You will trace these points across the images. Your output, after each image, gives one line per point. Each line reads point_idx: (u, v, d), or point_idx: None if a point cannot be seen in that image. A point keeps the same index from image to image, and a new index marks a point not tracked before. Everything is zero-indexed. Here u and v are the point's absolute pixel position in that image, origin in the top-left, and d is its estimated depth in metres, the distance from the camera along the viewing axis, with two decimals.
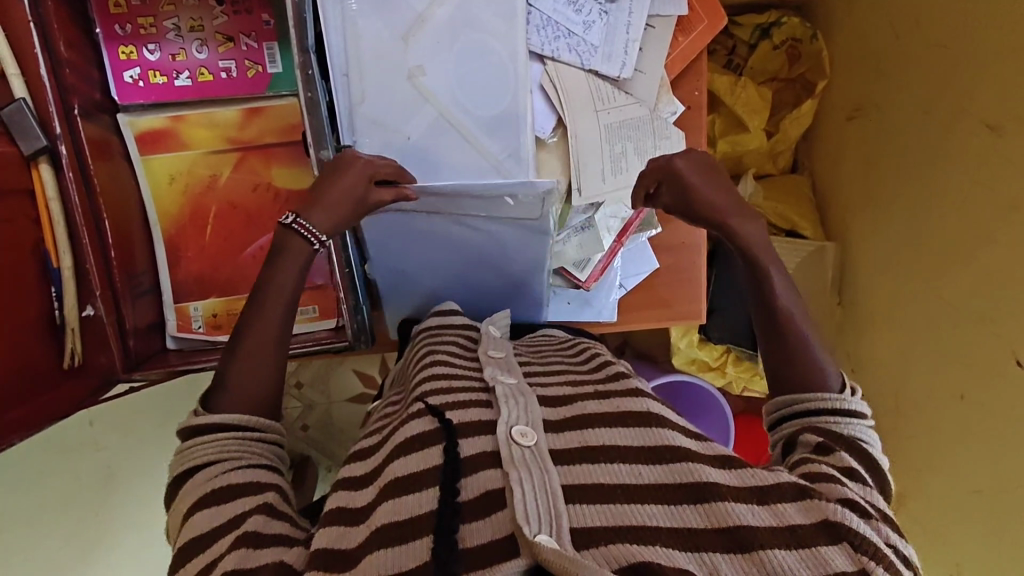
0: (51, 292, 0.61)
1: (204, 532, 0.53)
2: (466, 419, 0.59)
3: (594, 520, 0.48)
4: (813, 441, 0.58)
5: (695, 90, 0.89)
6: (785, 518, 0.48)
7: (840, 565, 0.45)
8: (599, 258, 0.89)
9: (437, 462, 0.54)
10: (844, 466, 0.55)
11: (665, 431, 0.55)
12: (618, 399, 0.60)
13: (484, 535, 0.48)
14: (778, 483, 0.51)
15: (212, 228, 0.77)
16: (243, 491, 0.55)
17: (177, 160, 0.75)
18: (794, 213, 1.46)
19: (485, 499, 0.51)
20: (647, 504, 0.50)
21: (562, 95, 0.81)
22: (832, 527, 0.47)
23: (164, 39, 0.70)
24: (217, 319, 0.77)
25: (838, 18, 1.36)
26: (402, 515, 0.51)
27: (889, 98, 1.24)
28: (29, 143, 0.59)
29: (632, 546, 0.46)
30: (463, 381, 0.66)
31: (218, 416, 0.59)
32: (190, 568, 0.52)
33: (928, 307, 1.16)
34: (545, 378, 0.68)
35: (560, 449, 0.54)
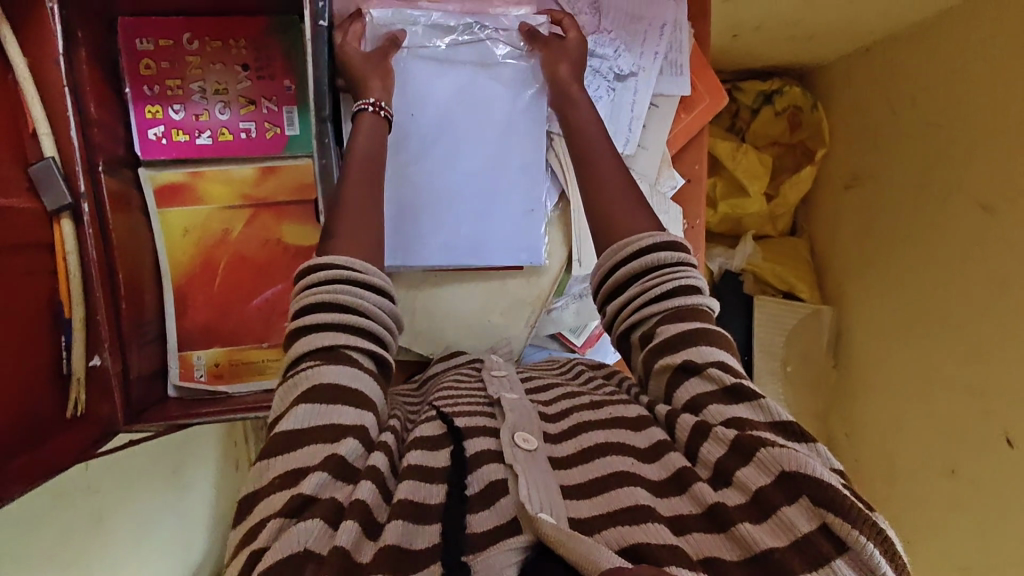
0: (60, 340, 0.63)
1: (304, 430, 0.53)
2: (473, 422, 0.59)
3: (589, 511, 0.51)
4: (676, 360, 0.60)
5: (695, 164, 0.90)
6: (748, 487, 0.51)
7: (804, 527, 0.47)
8: (596, 324, 0.89)
9: (443, 463, 0.55)
10: (721, 385, 0.57)
11: (653, 430, 0.59)
12: (609, 407, 0.63)
13: (490, 521, 0.50)
14: (735, 438, 0.53)
15: (220, 278, 0.78)
16: (347, 397, 0.55)
17: (193, 213, 0.76)
18: (793, 275, 1.49)
19: (489, 490, 0.52)
20: (636, 489, 0.52)
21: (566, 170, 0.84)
22: (788, 479, 0.49)
23: (189, 100, 0.73)
24: (219, 368, 0.78)
25: (838, 89, 1.42)
26: (417, 498, 0.51)
27: (888, 171, 1.30)
28: (54, 198, 0.62)
29: (622, 528, 0.48)
30: (466, 397, 0.66)
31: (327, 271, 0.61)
32: (280, 460, 0.52)
33: (923, 378, 1.22)
34: (543, 395, 0.69)
35: (559, 457, 0.57)
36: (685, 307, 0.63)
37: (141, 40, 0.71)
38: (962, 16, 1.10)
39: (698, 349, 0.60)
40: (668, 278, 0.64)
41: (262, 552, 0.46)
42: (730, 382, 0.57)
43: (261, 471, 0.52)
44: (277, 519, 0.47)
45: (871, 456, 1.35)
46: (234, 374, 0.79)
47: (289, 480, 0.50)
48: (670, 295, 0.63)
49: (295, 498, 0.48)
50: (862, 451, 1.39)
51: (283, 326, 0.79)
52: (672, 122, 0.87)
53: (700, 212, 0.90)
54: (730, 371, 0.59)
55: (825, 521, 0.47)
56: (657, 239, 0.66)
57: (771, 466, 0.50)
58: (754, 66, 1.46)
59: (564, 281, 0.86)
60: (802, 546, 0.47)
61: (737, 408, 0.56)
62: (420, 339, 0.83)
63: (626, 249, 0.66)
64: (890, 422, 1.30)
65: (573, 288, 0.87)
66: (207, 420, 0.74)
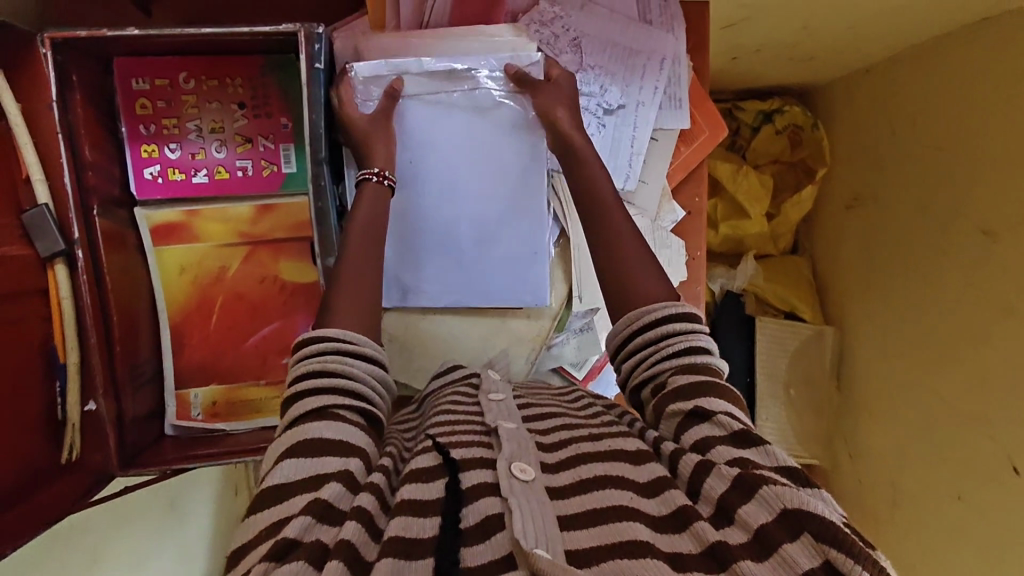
0: (54, 387, 0.63)
1: (289, 482, 0.52)
2: (469, 455, 0.57)
3: (587, 543, 0.49)
4: (688, 406, 0.60)
5: (696, 196, 0.89)
6: (751, 525, 0.50)
7: (805, 564, 0.46)
8: (598, 358, 0.86)
9: (438, 495, 0.52)
10: (729, 430, 0.57)
11: (652, 465, 0.57)
12: (609, 439, 0.61)
13: (484, 557, 0.47)
14: (738, 475, 0.52)
15: (217, 316, 0.77)
16: (332, 448, 0.54)
17: (189, 251, 0.76)
18: (794, 295, 1.48)
19: (484, 524, 0.50)
20: (636, 523, 0.50)
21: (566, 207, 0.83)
22: (792, 517, 0.48)
23: (186, 139, 0.73)
24: (216, 407, 0.78)
25: (839, 109, 1.41)
26: (410, 534, 0.48)
27: (890, 194, 1.30)
28: (47, 245, 0.61)
29: (620, 562, 0.47)
30: (463, 425, 0.64)
31: (317, 335, 0.62)
32: (266, 514, 0.51)
33: (927, 403, 1.21)
34: (541, 422, 0.67)
35: (557, 486, 0.55)
36: (699, 364, 0.63)
37: (137, 80, 0.70)
38: (963, 39, 1.09)
39: (708, 401, 0.59)
40: (683, 344, 0.64)
41: None
42: (738, 428, 0.57)
43: (249, 526, 0.51)
44: (258, 566, 0.45)
45: (876, 478, 1.34)
46: (231, 412, 0.78)
47: (277, 529, 0.49)
48: (684, 360, 0.63)
49: (279, 543, 0.47)
50: (866, 473, 1.38)
51: (279, 364, 0.79)
52: (672, 156, 0.86)
53: (701, 243, 0.89)
54: (737, 419, 0.59)
55: (828, 558, 0.46)
56: (676, 303, 0.66)
57: (774, 503, 0.50)
58: (755, 86, 1.46)
59: (563, 317, 0.83)
60: None
61: (744, 450, 0.56)
62: (417, 375, 0.81)
63: (644, 315, 0.66)
64: (894, 446, 1.30)
65: (574, 323, 0.84)
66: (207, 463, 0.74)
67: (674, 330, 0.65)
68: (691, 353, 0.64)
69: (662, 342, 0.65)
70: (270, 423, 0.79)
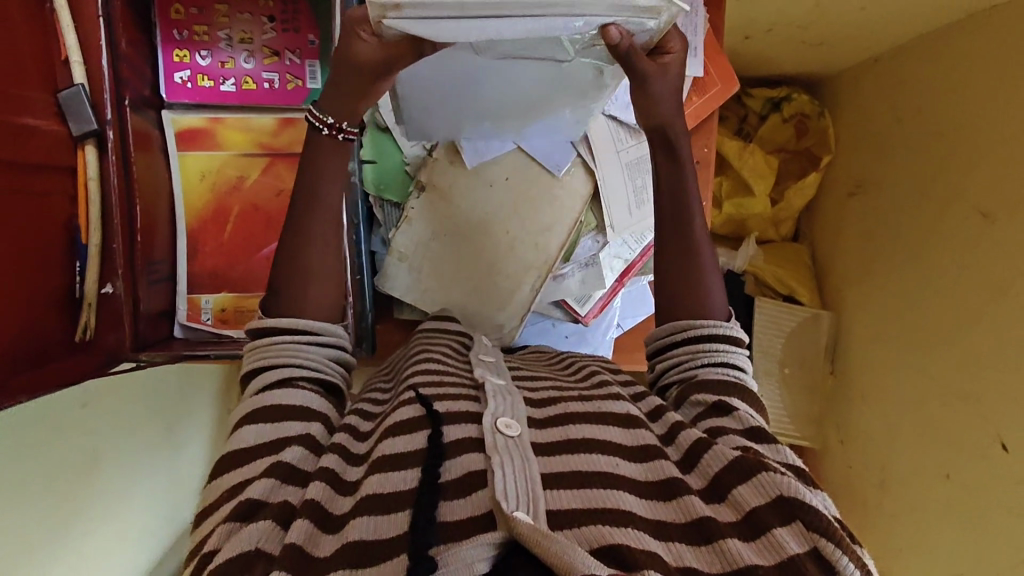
0: (75, 267, 0.64)
1: (249, 446, 0.57)
2: (454, 408, 0.60)
3: (568, 503, 0.51)
4: (711, 399, 0.63)
5: (704, 147, 0.91)
6: (742, 507, 0.52)
7: (791, 548, 0.48)
8: (599, 295, 0.87)
9: (422, 445, 0.56)
10: (744, 426, 0.61)
11: (641, 432, 0.60)
12: (598, 400, 0.64)
13: (463, 512, 0.50)
14: (737, 458, 0.55)
15: (231, 226, 0.80)
16: (291, 414, 0.59)
17: (211, 158, 0.78)
18: (793, 278, 1.51)
19: (467, 479, 0.52)
20: (620, 491, 0.52)
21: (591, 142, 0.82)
22: (785, 502, 0.50)
23: (216, 47, 0.76)
24: (226, 313, 0.80)
25: (845, 100, 1.44)
26: (387, 488, 0.52)
27: (892, 180, 1.32)
28: (80, 125, 0.64)
29: (602, 528, 0.48)
30: (452, 378, 0.67)
31: (275, 322, 0.64)
32: (230, 476, 0.55)
33: (918, 383, 1.23)
34: (531, 383, 0.69)
35: (543, 443, 0.57)
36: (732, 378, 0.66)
37: None
38: (965, 29, 1.12)
39: (733, 402, 0.63)
40: (721, 360, 0.67)
41: (214, 553, 0.49)
42: (751, 424, 0.61)
43: (216, 485, 0.56)
44: (224, 524, 0.50)
45: (865, 463, 1.36)
46: (239, 320, 0.80)
47: (239, 488, 0.54)
48: (718, 371, 0.66)
49: (244, 502, 0.51)
50: (856, 458, 1.39)
51: None
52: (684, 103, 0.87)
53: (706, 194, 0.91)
54: (755, 419, 0.62)
55: (817, 546, 0.48)
56: (727, 325, 0.69)
57: (769, 488, 0.52)
58: (764, 73, 1.49)
59: (573, 244, 0.84)
60: (787, 566, 0.47)
61: (750, 442, 0.59)
62: (425, 298, 0.81)
63: (691, 330, 0.68)
64: (885, 429, 1.31)
65: (581, 255, 0.85)
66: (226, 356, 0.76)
67: (718, 345, 0.68)
68: (728, 366, 0.67)
69: (700, 351, 0.68)
70: None
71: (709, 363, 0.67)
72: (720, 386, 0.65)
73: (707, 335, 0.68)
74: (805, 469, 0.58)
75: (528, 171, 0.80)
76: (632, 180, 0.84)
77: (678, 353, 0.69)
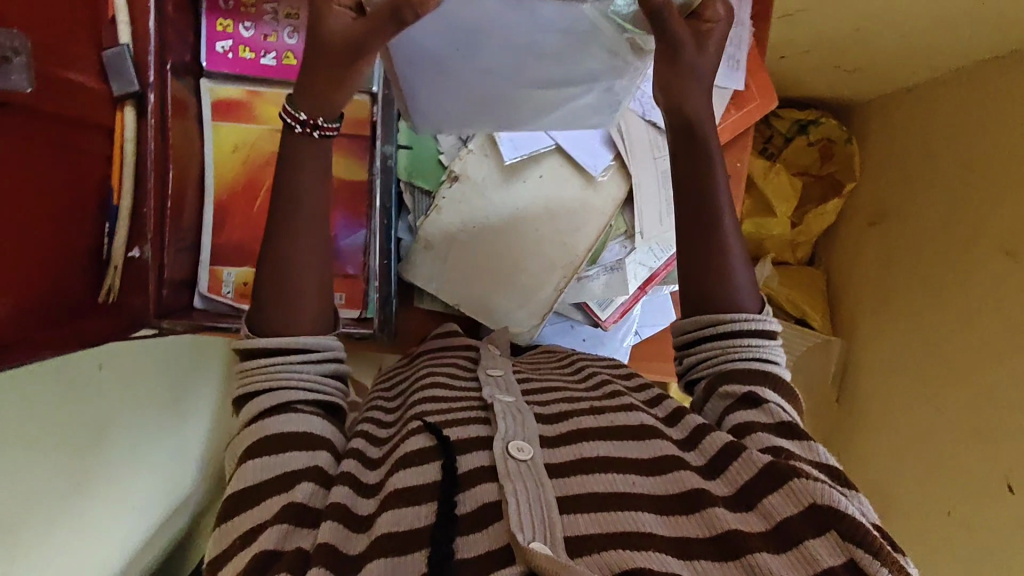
0: (104, 228, 0.64)
1: (252, 488, 0.56)
2: (465, 435, 0.60)
3: (586, 528, 0.50)
4: (742, 391, 0.63)
5: (738, 162, 0.90)
6: (773, 517, 0.51)
7: (827, 561, 0.47)
8: (622, 300, 0.87)
9: (435, 477, 0.55)
10: (775, 420, 0.61)
11: (655, 441, 0.59)
12: (611, 413, 0.63)
13: (479, 547, 0.50)
14: (768, 465, 0.54)
15: (261, 200, 0.79)
16: (292, 444, 0.58)
17: (246, 131, 0.78)
18: (807, 303, 1.51)
19: (481, 512, 0.52)
20: (640, 512, 0.52)
21: (627, 144, 0.81)
22: (819, 512, 0.50)
23: (261, 20, 0.76)
24: (248, 288, 0.79)
25: (873, 128, 1.44)
26: (404, 526, 0.51)
27: (916, 212, 1.32)
28: (121, 85, 0.63)
29: (623, 552, 0.48)
30: (460, 401, 0.66)
31: (262, 342, 0.63)
32: (238, 522, 0.54)
33: (926, 418, 1.23)
34: (541, 394, 0.68)
35: (557, 463, 0.56)
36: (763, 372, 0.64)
37: None
38: (1000, 66, 1.12)
39: (766, 394, 0.63)
40: (754, 353, 0.65)
41: None
42: (786, 421, 0.60)
43: (224, 532, 0.55)
44: None
45: (863, 492, 1.36)
46: None
47: (252, 536, 0.53)
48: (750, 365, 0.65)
49: (258, 555, 0.50)
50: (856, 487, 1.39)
51: None
52: (723, 116, 0.86)
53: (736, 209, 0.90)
54: (787, 413, 0.62)
55: (853, 557, 0.47)
56: (760, 317, 0.67)
57: (802, 497, 0.51)
58: (794, 94, 1.49)
59: (600, 247, 0.82)
60: None
61: (785, 441, 0.59)
62: (447, 289, 0.80)
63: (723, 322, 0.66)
64: (888, 460, 1.31)
65: (607, 259, 0.84)
66: None
67: (750, 337, 0.66)
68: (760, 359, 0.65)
69: (733, 342, 0.66)
70: None
71: (739, 356, 0.65)
72: (751, 379, 0.64)
73: (741, 328, 0.66)
74: (837, 469, 0.58)
75: (563, 173, 0.80)
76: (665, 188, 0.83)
77: (709, 343, 0.67)
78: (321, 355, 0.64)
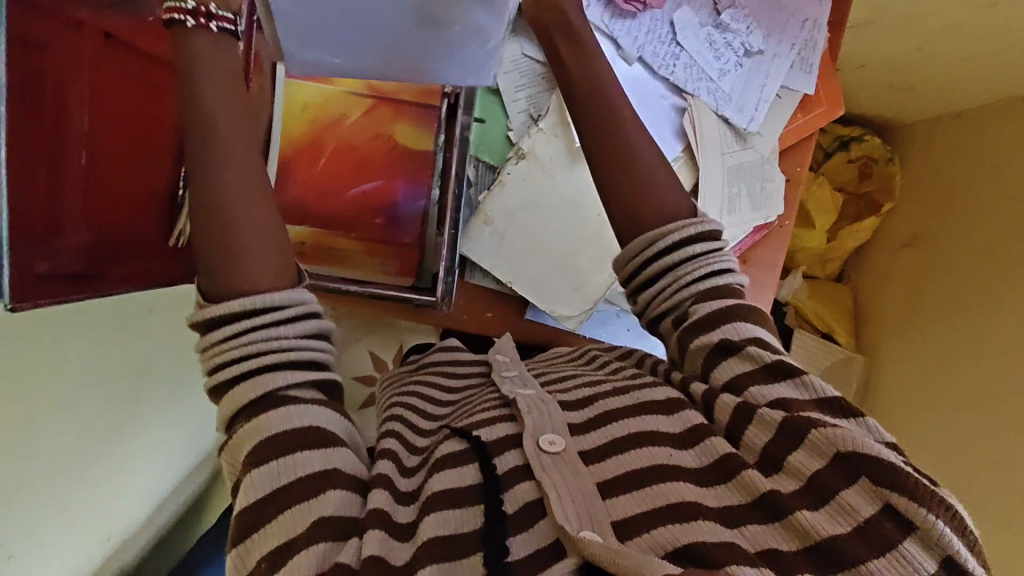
0: (178, 172, 0.66)
1: (267, 497, 0.46)
2: (495, 433, 0.57)
3: (631, 509, 0.48)
4: (716, 338, 0.56)
5: (796, 166, 0.90)
6: (805, 473, 0.48)
7: (865, 511, 0.45)
8: None
9: (475, 480, 0.53)
10: (758, 363, 0.54)
11: (687, 412, 0.55)
12: (636, 391, 0.59)
13: (532, 545, 0.47)
14: (787, 419, 0.50)
15: (325, 160, 0.79)
16: (303, 439, 0.48)
17: (316, 91, 0.78)
18: (834, 319, 1.51)
19: (527, 510, 0.49)
20: (679, 483, 0.49)
21: (699, 135, 0.84)
22: (848, 459, 0.47)
23: None
24: (303, 247, 0.79)
25: (917, 149, 1.41)
26: (448, 530, 0.48)
27: (953, 235, 1.31)
28: None
29: (667, 529, 0.46)
30: (483, 403, 0.64)
31: (214, 314, 0.48)
32: (259, 542, 0.46)
33: (946, 443, 1.22)
34: (558, 386, 0.64)
35: (589, 449, 0.54)
36: (725, 284, 0.58)
37: None
38: None
39: (739, 334, 0.56)
40: (701, 269, 0.58)
41: None
42: (771, 360, 0.54)
43: (243, 556, 0.46)
44: None
45: None
46: (317, 256, 0.79)
47: (282, 557, 0.45)
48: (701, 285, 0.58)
49: None
50: None
51: (371, 223, 0.79)
52: (787, 120, 0.87)
53: (792, 214, 0.89)
54: (768, 347, 0.55)
55: (888, 501, 0.45)
56: (696, 220, 0.60)
57: (827, 448, 0.48)
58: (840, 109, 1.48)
59: None
60: (865, 530, 0.44)
61: (783, 385, 0.53)
62: (503, 264, 0.81)
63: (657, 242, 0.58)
64: None
65: None
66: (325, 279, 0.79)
67: (690, 251, 0.58)
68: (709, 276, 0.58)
69: (678, 264, 0.58)
70: (349, 275, 0.80)
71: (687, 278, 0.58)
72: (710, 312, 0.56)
73: (686, 248, 0.58)
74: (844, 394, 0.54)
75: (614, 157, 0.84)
76: (730, 184, 0.85)
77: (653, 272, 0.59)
78: (291, 316, 0.50)
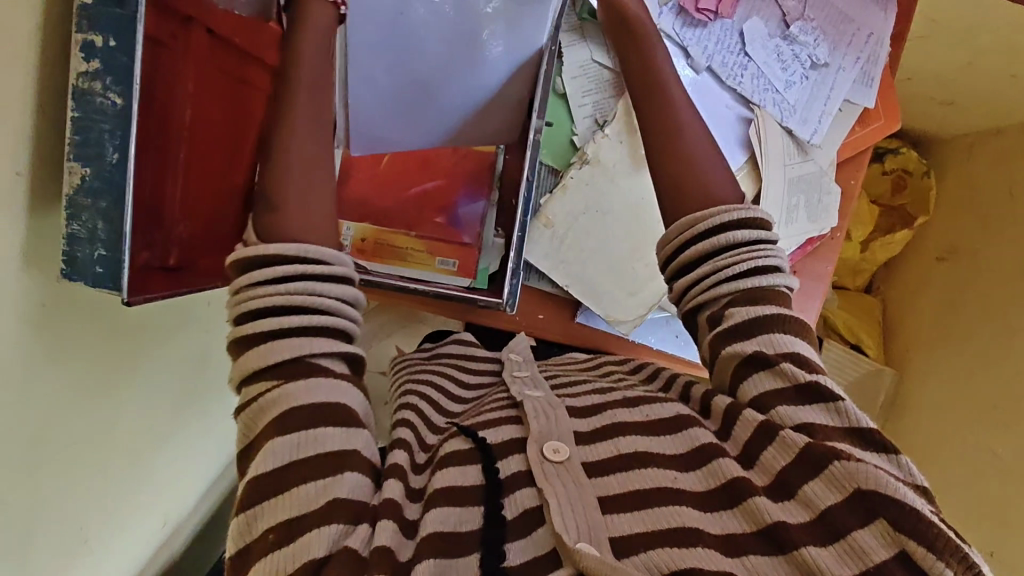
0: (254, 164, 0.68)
1: (276, 473, 0.45)
2: (502, 437, 0.56)
3: (630, 527, 0.46)
4: (748, 349, 0.51)
5: (850, 179, 0.90)
6: (815, 506, 0.44)
7: (878, 556, 0.41)
8: None
9: (477, 481, 0.52)
10: (795, 382, 0.50)
11: (693, 431, 0.52)
12: (645, 405, 0.57)
13: (525, 554, 0.46)
14: (804, 447, 0.46)
15: (387, 160, 0.80)
16: (327, 417, 0.47)
17: None
18: (864, 330, 1.52)
19: (525, 518, 0.48)
20: (681, 506, 0.47)
21: (764, 144, 0.84)
22: (863, 499, 0.42)
23: None
24: (364, 243, 0.79)
25: (957, 164, 1.41)
26: (447, 528, 0.47)
27: (989, 253, 1.30)
28: None
29: (670, 550, 0.44)
30: (492, 406, 0.63)
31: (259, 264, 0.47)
32: (267, 517, 0.44)
33: (977, 459, 1.22)
34: (569, 388, 0.64)
35: (593, 462, 0.52)
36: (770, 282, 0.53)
37: None
38: None
39: (781, 349, 0.51)
40: (748, 258, 0.53)
41: None
42: (807, 381, 0.49)
43: (251, 522, 0.44)
44: None
45: None
46: (376, 252, 0.80)
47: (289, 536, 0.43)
48: (748, 277, 0.53)
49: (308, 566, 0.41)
50: None
51: (433, 220, 0.80)
52: (848, 131, 0.88)
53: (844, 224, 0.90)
54: (808, 367, 0.51)
55: (904, 549, 0.40)
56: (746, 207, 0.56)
57: (845, 483, 0.43)
58: None
59: None
60: None
61: (811, 410, 0.49)
62: (560, 268, 0.82)
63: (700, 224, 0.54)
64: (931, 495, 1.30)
65: None
66: (390, 278, 0.79)
67: (733, 235, 0.54)
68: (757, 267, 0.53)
69: (719, 253, 0.54)
70: (411, 273, 0.80)
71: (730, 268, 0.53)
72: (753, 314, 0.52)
73: (731, 234, 0.54)
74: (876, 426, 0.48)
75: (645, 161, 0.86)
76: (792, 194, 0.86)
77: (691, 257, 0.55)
78: (335, 272, 0.48)
